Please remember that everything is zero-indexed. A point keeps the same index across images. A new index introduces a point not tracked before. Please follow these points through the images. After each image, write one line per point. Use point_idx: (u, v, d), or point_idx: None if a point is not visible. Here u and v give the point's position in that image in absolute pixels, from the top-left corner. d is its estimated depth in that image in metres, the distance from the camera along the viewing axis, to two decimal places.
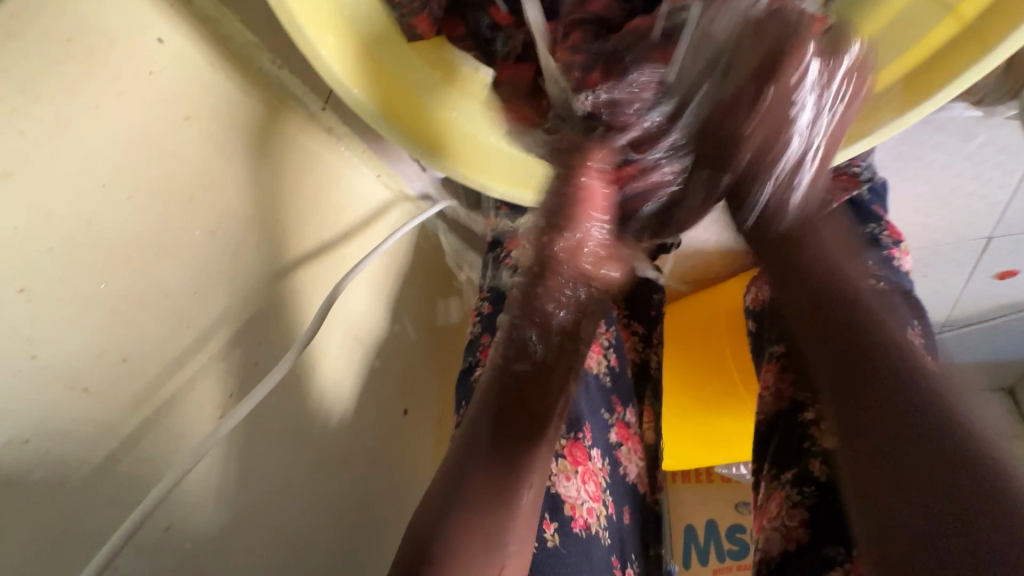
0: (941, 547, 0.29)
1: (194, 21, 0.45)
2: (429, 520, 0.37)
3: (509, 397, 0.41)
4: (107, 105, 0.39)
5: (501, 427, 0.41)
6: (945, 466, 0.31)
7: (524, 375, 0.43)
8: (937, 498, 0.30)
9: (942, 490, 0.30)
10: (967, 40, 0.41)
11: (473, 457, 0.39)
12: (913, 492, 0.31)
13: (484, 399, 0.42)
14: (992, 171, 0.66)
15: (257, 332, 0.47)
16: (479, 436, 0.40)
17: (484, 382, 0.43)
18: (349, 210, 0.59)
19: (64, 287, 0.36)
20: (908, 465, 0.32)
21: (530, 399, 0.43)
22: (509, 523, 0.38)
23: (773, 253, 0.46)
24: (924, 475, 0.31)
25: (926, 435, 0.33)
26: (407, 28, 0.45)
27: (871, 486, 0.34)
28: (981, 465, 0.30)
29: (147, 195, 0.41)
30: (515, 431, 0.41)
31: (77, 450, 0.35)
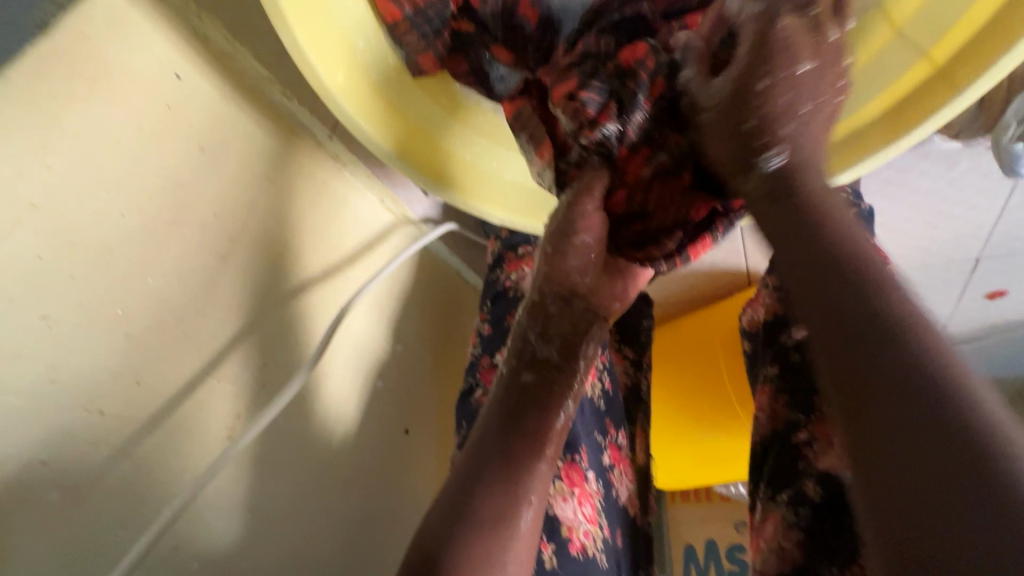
0: (914, 536, 0.22)
1: (209, 57, 0.47)
2: (433, 533, 0.37)
3: (505, 433, 0.42)
4: (126, 139, 0.41)
5: (498, 460, 0.41)
6: (918, 428, 0.23)
7: (526, 405, 0.44)
8: (932, 491, 0.22)
9: (965, 490, 0.21)
10: (941, 81, 0.42)
11: (472, 484, 0.39)
12: (923, 502, 0.22)
13: (484, 427, 0.42)
14: (976, 197, 0.68)
15: (264, 355, 0.49)
16: (475, 472, 0.40)
17: (487, 412, 0.43)
18: (353, 235, 0.60)
19: (82, 312, 0.37)
20: (909, 467, 0.23)
21: (529, 421, 0.43)
22: (510, 557, 0.39)
23: (765, 177, 0.34)
24: (925, 467, 0.22)
25: (924, 396, 0.23)
26: (413, 65, 0.49)
27: (877, 478, 0.23)
28: (964, 436, 0.22)
29: (162, 223, 0.43)
30: (510, 471, 0.41)
31: (92, 470, 0.37)
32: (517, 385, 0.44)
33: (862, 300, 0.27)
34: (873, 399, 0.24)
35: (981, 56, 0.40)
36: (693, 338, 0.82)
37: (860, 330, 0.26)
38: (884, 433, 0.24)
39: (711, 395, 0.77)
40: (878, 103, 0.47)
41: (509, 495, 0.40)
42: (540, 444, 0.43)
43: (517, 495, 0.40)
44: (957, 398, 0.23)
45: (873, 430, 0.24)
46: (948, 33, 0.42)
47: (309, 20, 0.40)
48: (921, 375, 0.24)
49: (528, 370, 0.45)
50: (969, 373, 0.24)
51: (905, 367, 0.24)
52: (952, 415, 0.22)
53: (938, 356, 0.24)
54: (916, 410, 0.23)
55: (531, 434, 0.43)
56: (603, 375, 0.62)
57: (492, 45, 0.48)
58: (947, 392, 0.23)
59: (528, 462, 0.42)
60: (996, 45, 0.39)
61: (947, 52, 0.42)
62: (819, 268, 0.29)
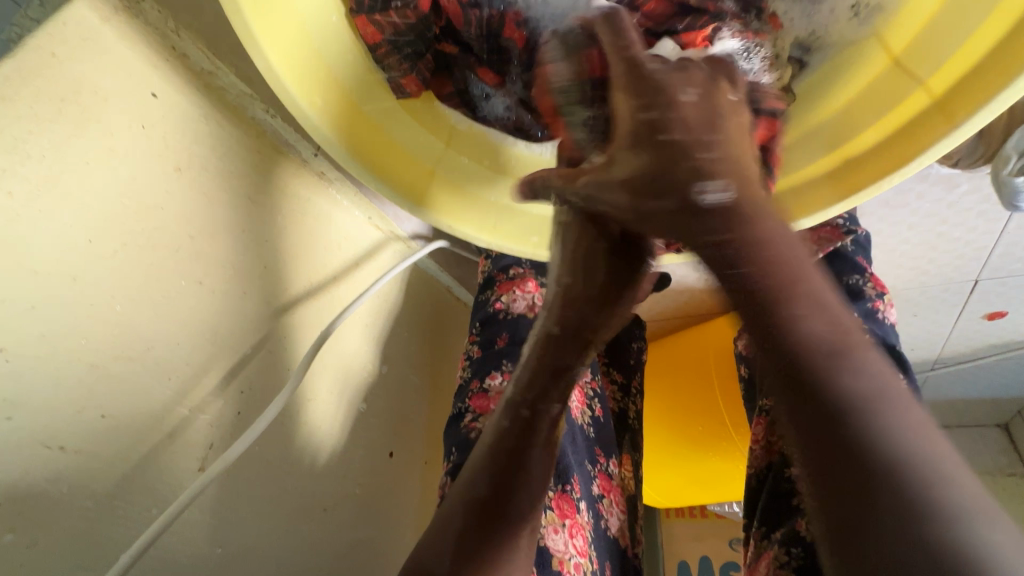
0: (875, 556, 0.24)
1: (188, 76, 0.46)
2: (430, 561, 0.36)
3: (502, 476, 0.39)
4: (96, 161, 0.40)
5: (493, 503, 0.38)
6: (876, 484, 0.24)
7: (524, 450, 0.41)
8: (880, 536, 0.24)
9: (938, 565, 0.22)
10: (938, 112, 0.39)
11: (468, 527, 0.37)
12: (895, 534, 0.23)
13: (481, 467, 0.40)
14: (975, 220, 0.66)
15: (242, 381, 0.47)
16: (471, 517, 0.37)
17: (478, 453, 0.41)
18: (339, 253, 0.59)
19: (45, 344, 0.36)
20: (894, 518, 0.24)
21: (519, 453, 0.40)
22: None
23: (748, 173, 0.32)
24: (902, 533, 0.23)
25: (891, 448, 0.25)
26: (396, 87, 0.47)
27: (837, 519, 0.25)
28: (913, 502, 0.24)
29: (133, 247, 0.41)
30: (505, 513, 0.38)
31: (50, 510, 0.35)
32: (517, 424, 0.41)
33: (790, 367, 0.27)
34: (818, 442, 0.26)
35: (983, 83, 0.36)
36: (688, 356, 0.81)
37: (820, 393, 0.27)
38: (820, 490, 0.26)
39: (705, 413, 0.76)
40: (875, 130, 0.43)
41: (500, 533, 0.37)
42: (535, 488, 0.40)
43: (511, 535, 0.38)
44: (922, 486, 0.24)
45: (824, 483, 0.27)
46: (948, 61, 0.39)
47: (282, 43, 0.39)
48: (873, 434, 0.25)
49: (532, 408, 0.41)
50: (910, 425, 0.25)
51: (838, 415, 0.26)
52: (925, 468, 0.24)
53: (909, 434, 0.25)
54: (884, 494, 0.24)
55: (530, 474, 0.40)
56: (595, 402, 0.61)
57: (477, 67, 0.49)
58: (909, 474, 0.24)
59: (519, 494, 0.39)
60: (1007, 66, 0.35)
61: (945, 82, 0.39)
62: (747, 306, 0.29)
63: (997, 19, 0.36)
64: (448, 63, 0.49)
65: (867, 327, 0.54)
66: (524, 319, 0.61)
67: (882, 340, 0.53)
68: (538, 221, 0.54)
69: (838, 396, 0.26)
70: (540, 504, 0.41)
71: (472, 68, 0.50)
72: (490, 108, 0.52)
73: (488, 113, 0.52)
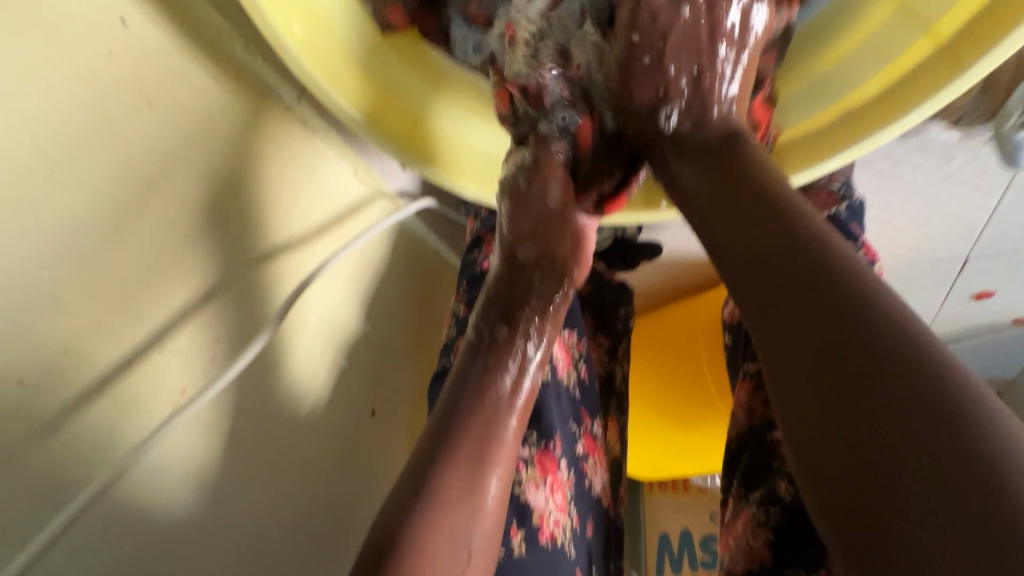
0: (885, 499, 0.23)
1: (161, 5, 0.44)
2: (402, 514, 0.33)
3: (464, 399, 0.38)
4: (58, 85, 0.38)
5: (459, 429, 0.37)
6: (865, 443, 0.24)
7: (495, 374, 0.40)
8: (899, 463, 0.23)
9: (962, 472, 0.21)
10: (941, 59, 0.38)
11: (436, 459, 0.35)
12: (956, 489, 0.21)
13: (445, 405, 0.38)
14: (969, 194, 0.65)
15: (216, 327, 0.46)
16: (429, 451, 0.36)
17: (453, 380, 0.40)
18: (322, 205, 0.57)
19: (4, 272, 0.34)
20: (896, 389, 0.24)
21: (494, 387, 0.39)
22: (474, 534, 0.34)
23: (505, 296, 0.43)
24: (924, 421, 0.23)
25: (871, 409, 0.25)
26: (380, 19, 0.47)
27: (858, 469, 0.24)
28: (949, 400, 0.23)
29: (99, 181, 0.39)
30: (468, 432, 0.37)
31: (9, 444, 0.34)
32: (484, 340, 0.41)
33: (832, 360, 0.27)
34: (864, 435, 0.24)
35: (990, 28, 0.35)
36: (674, 325, 0.80)
37: (795, 276, 0.30)
38: (914, 446, 0.23)
39: (689, 384, 0.76)
40: (878, 80, 0.41)
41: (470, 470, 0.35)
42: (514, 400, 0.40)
43: (481, 468, 0.36)
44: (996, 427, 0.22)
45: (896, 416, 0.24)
46: (955, 5, 0.38)
47: None
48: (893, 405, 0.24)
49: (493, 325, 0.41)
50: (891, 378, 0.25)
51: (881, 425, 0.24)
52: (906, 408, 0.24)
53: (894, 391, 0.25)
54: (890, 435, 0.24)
55: (496, 396, 0.39)
56: (580, 363, 0.60)
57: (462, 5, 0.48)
58: (923, 353, 0.25)
59: (489, 433, 0.37)
60: (1019, 4, 0.34)
61: (953, 27, 0.38)
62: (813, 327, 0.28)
63: None
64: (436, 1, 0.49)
65: None
66: None
67: None
68: None
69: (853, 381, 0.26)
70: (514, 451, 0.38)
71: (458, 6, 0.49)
72: (471, 49, 0.49)
73: (467, 54, 0.49)
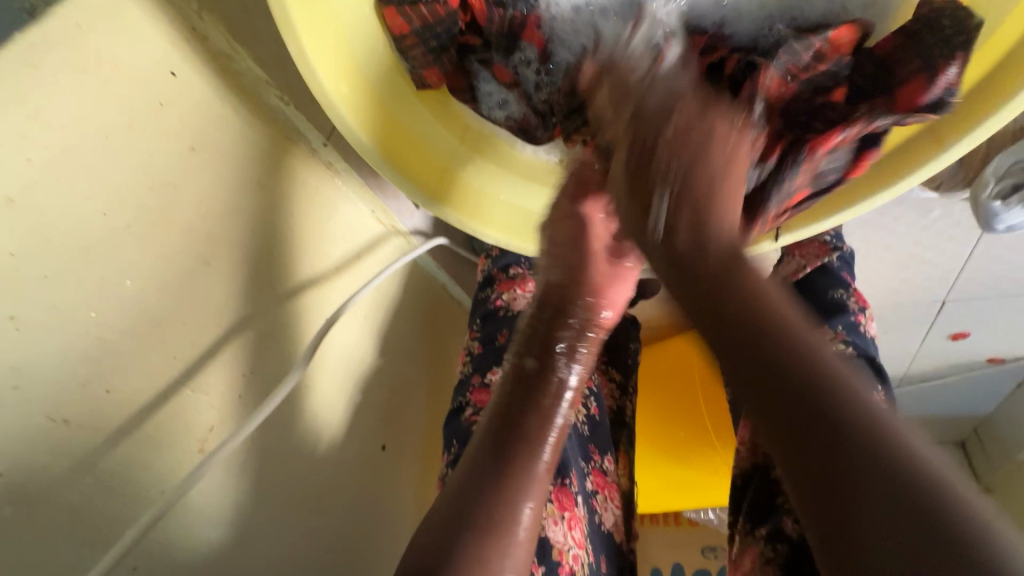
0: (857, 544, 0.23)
1: (206, 58, 0.46)
2: (441, 543, 0.35)
3: (498, 446, 0.40)
4: (113, 134, 0.40)
5: (493, 481, 0.38)
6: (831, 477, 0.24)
7: (529, 411, 0.42)
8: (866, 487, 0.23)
9: (926, 542, 0.21)
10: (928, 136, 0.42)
11: (469, 495, 0.37)
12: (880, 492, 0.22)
13: (477, 450, 0.40)
14: (946, 244, 0.70)
15: (245, 364, 0.47)
16: (466, 492, 0.37)
17: (483, 432, 0.41)
18: (343, 244, 0.59)
19: (55, 315, 0.35)
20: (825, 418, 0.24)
21: (534, 425, 0.42)
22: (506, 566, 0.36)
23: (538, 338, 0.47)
24: (886, 498, 0.22)
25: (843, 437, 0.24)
26: (418, 79, 0.49)
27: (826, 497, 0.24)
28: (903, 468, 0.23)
29: (145, 225, 0.41)
30: (515, 478, 0.38)
31: (50, 484, 0.34)
32: (518, 378, 0.44)
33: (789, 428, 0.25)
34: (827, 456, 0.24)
35: (968, 115, 0.40)
36: (669, 362, 0.82)
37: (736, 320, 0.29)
38: (854, 472, 0.23)
39: (688, 420, 0.78)
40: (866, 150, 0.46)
41: (508, 501, 0.37)
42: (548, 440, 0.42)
43: (517, 502, 0.37)
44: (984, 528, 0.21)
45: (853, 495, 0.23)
46: None
47: (313, 30, 0.40)
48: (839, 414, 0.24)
49: (528, 364, 0.45)
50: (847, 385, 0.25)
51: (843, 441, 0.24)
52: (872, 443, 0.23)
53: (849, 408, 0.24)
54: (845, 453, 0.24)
55: (530, 438, 0.41)
56: (592, 400, 0.62)
57: (492, 63, 0.51)
58: (881, 450, 0.23)
59: (523, 469, 0.39)
60: (992, 101, 0.39)
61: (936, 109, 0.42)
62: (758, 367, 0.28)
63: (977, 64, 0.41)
64: (467, 53, 0.51)
65: (850, 338, 0.56)
66: None
67: (864, 351, 0.56)
68: None
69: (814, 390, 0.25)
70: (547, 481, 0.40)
71: (487, 62, 0.51)
72: (496, 105, 0.52)
73: (491, 110, 0.53)
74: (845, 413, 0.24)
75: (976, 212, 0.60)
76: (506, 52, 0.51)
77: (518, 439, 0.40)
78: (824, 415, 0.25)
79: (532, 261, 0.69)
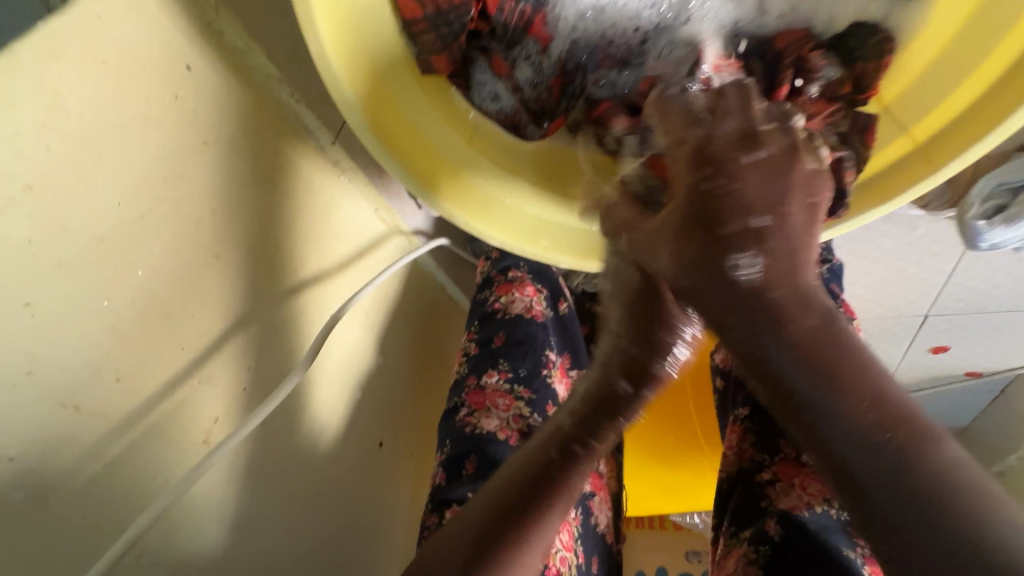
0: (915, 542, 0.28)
1: (221, 53, 0.46)
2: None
3: (534, 493, 0.37)
4: (130, 126, 0.40)
5: (518, 520, 0.36)
6: (874, 462, 0.30)
7: (562, 465, 0.38)
8: (901, 484, 0.29)
9: (938, 509, 0.28)
10: (918, 156, 0.45)
11: (492, 542, 0.35)
12: (908, 511, 0.28)
13: (505, 488, 0.37)
14: (929, 261, 0.73)
15: (250, 356, 0.47)
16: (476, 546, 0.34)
17: (515, 469, 0.38)
18: (347, 241, 0.60)
19: (70, 302, 0.36)
20: (871, 468, 0.30)
21: (569, 484, 0.38)
22: None
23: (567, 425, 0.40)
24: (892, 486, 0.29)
25: (908, 457, 0.29)
26: (425, 64, 0.50)
27: (859, 499, 0.30)
28: (939, 481, 0.28)
29: (159, 215, 0.41)
30: (525, 533, 0.36)
31: (61, 470, 0.35)
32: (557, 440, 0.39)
33: (901, 464, 0.29)
34: (887, 469, 0.29)
35: (957, 138, 0.42)
36: None
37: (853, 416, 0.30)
38: (892, 485, 0.29)
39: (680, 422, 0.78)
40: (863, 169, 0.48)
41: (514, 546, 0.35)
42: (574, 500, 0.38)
43: (520, 559, 0.35)
44: (974, 481, 0.28)
45: (915, 533, 0.28)
46: (931, 115, 0.45)
47: (335, 32, 0.41)
48: (920, 470, 0.29)
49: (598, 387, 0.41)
50: (943, 445, 0.29)
51: (890, 481, 0.29)
52: (930, 467, 0.28)
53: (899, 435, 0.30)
54: (918, 496, 0.28)
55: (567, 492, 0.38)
56: None
57: (492, 56, 0.54)
58: (912, 444, 0.29)
59: (541, 514, 0.36)
60: (977, 127, 0.41)
61: (928, 131, 0.45)
62: (846, 432, 0.31)
63: (967, 90, 0.43)
64: (470, 42, 0.53)
65: None
66: (524, 320, 0.64)
67: None
68: (555, 228, 0.56)
69: (878, 419, 0.30)
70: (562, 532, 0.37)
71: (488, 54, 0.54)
72: (487, 97, 0.54)
73: (483, 101, 0.54)
74: (917, 480, 0.28)
75: (962, 230, 0.63)
76: (505, 46, 0.54)
77: (553, 488, 0.37)
78: (900, 476, 0.29)
79: (533, 264, 0.70)
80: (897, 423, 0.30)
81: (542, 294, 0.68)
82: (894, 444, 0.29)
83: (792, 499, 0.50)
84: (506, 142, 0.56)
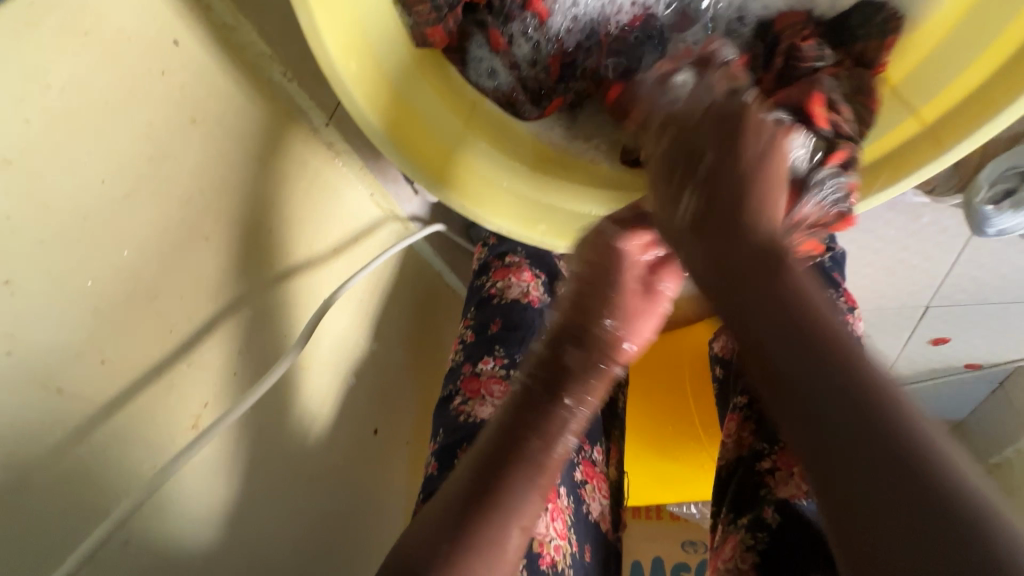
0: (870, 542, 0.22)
1: (210, 28, 0.45)
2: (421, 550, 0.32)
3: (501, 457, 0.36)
4: (114, 101, 0.39)
5: (485, 492, 0.35)
6: (822, 442, 0.24)
7: (530, 429, 0.38)
8: (907, 474, 0.22)
9: (905, 486, 0.22)
10: (926, 137, 0.43)
11: (459, 513, 0.34)
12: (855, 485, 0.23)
13: (479, 458, 0.37)
14: (933, 250, 0.72)
15: (240, 341, 0.46)
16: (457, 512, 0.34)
17: (491, 439, 0.38)
18: (341, 226, 0.59)
19: (52, 281, 0.35)
20: (881, 449, 0.23)
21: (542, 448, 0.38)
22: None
23: (540, 380, 0.41)
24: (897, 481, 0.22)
25: (856, 418, 0.24)
26: (421, 34, 0.49)
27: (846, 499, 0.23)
28: (915, 457, 0.22)
29: (146, 194, 0.40)
30: (497, 501, 0.34)
31: (44, 453, 0.34)
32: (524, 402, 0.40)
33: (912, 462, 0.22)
34: (820, 430, 0.25)
35: (967, 119, 0.41)
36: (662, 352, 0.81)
37: (795, 371, 0.26)
38: (842, 451, 0.24)
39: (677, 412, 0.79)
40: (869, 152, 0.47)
41: (496, 525, 0.34)
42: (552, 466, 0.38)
43: (499, 531, 0.34)
44: (934, 460, 0.22)
45: (885, 514, 0.22)
46: (939, 94, 0.44)
47: (326, 5, 0.40)
48: (896, 430, 0.23)
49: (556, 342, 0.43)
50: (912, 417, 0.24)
51: (891, 464, 0.23)
52: (878, 419, 0.24)
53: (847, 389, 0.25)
54: (855, 455, 0.23)
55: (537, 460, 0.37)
56: None
57: (488, 31, 0.53)
58: (874, 406, 0.24)
59: (507, 486, 0.35)
60: (987, 106, 0.40)
61: (936, 112, 0.43)
62: (811, 400, 0.25)
63: (977, 69, 0.42)
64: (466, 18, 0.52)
65: None
66: (519, 307, 0.63)
67: None
68: (554, 213, 0.54)
69: (866, 381, 0.25)
70: (541, 507, 0.37)
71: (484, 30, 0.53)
72: (484, 74, 0.53)
73: (479, 77, 0.53)
74: (901, 447, 0.23)
75: (969, 215, 0.62)
76: (502, 21, 0.53)
77: (524, 457, 0.37)
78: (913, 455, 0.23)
79: (530, 249, 0.68)
80: (831, 369, 0.25)
81: (539, 280, 0.67)
82: (831, 395, 0.25)
83: (791, 488, 0.50)
84: (501, 125, 0.55)
